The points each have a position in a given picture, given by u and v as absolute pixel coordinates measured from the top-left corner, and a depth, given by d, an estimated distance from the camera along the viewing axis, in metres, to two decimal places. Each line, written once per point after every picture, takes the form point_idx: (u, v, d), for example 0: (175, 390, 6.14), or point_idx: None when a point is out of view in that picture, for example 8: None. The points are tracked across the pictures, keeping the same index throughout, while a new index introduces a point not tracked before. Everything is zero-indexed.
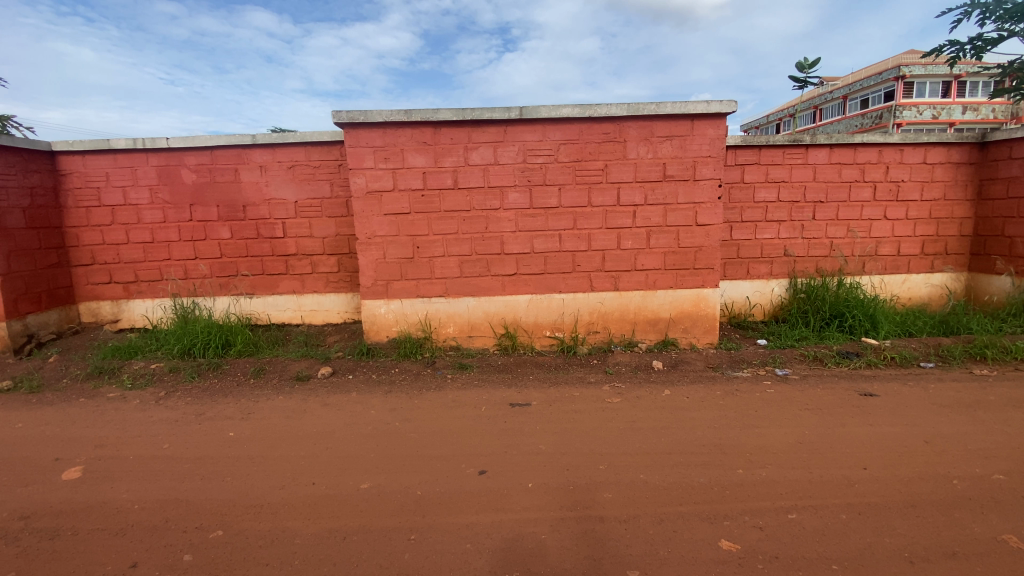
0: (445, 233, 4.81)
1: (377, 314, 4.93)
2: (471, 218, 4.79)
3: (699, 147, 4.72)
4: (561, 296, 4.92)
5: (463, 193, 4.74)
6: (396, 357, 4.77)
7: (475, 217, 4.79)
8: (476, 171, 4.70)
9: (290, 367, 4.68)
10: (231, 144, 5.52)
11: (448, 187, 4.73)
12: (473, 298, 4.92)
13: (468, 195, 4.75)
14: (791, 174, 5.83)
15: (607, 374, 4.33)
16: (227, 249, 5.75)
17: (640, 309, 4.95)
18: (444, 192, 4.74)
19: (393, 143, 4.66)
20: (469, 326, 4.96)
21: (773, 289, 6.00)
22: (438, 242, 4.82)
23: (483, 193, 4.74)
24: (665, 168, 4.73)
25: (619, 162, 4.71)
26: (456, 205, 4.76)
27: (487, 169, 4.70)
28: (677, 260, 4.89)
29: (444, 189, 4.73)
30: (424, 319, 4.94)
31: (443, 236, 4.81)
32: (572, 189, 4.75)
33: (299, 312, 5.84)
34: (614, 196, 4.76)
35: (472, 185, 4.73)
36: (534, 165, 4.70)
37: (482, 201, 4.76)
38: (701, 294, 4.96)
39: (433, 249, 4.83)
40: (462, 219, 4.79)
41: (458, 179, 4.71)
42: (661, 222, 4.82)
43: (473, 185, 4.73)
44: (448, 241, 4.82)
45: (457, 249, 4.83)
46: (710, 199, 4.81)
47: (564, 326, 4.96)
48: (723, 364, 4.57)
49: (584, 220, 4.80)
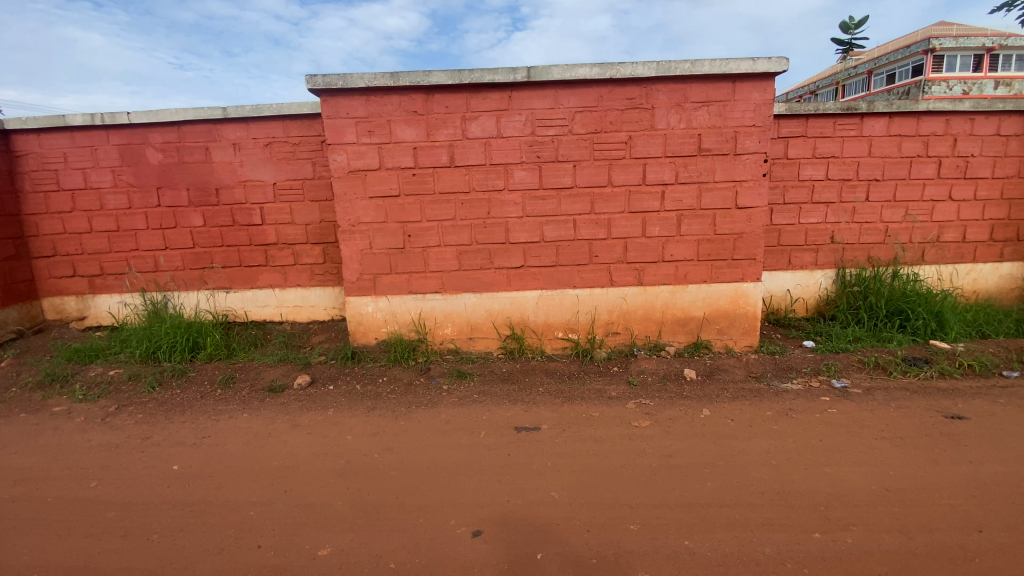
0: (440, 219, 4.12)
1: (363, 313, 4.28)
2: (471, 202, 4.09)
3: (742, 115, 3.98)
4: (576, 292, 4.24)
5: (461, 171, 4.04)
6: (385, 362, 4.14)
7: (476, 201, 4.09)
8: (476, 145, 3.99)
9: (264, 376, 4.08)
10: (199, 118, 4.86)
11: (443, 164, 4.03)
12: (473, 295, 4.26)
13: (467, 174, 4.04)
14: (842, 149, 5.04)
15: (630, 387, 3.66)
16: (199, 238, 5.13)
17: (668, 306, 4.26)
18: (439, 171, 4.04)
19: (379, 113, 3.97)
20: (469, 326, 4.30)
21: (817, 282, 5.25)
22: (433, 231, 4.14)
23: (485, 171, 4.04)
24: (700, 140, 3.99)
25: (645, 133, 3.97)
26: (453, 186, 4.06)
27: (488, 143, 3.99)
28: (713, 249, 4.17)
29: (438, 167, 4.03)
30: (418, 319, 4.29)
31: (438, 222, 4.13)
32: (590, 165, 4.01)
33: (281, 309, 5.22)
34: (639, 174, 4.02)
35: (471, 161, 4.02)
36: (545, 138, 3.98)
37: (483, 181, 4.05)
38: (739, 289, 4.26)
39: (426, 238, 4.16)
40: (460, 202, 4.09)
41: (454, 154, 4.01)
42: (694, 204, 4.09)
43: (472, 162, 4.02)
44: (444, 230, 4.14)
45: (454, 239, 4.16)
46: (753, 176, 4.07)
47: (579, 327, 4.29)
48: (768, 373, 3.88)
49: (603, 203, 4.08)
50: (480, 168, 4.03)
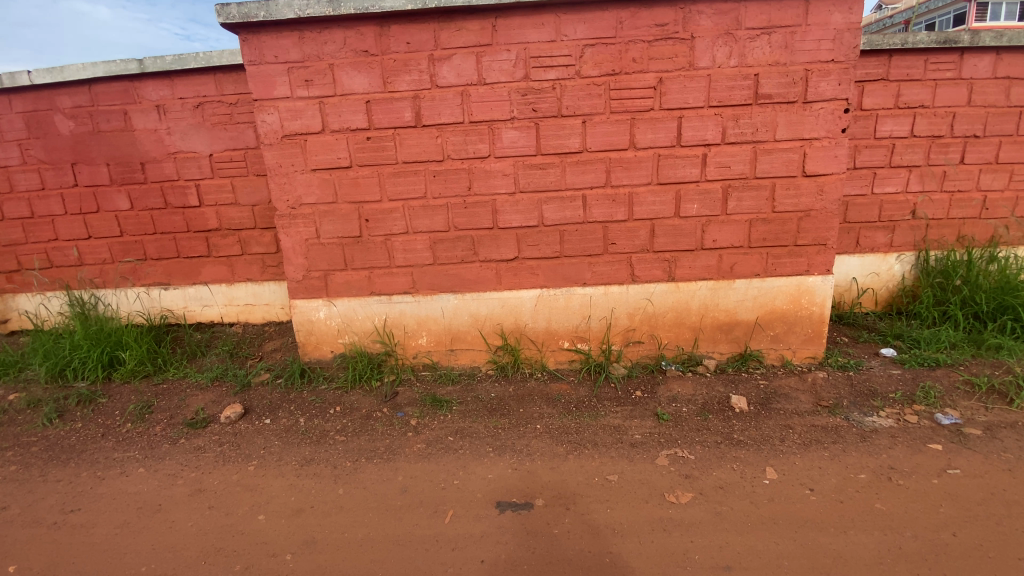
0: (406, 198, 3.12)
1: (314, 321, 3.33)
2: (445, 174, 3.08)
3: (815, 46, 2.86)
4: (586, 291, 3.24)
5: (430, 133, 3.01)
6: (343, 385, 3.25)
7: (452, 173, 3.07)
8: (449, 96, 2.94)
9: (189, 404, 3.24)
10: (112, 74, 3.86)
11: (406, 123, 2.99)
12: (454, 296, 3.28)
13: (439, 136, 3.01)
14: (935, 95, 3.87)
15: (660, 425, 2.71)
16: (127, 225, 4.21)
17: (706, 308, 3.26)
18: (401, 132, 3.01)
19: (317, 54, 2.93)
20: (449, 335, 3.34)
21: (892, 268, 4.17)
22: (397, 214, 3.15)
23: (462, 132, 3.00)
24: (757, 83, 2.90)
25: (681, 74, 2.88)
26: (421, 153, 3.04)
27: (465, 92, 2.93)
28: (769, 233, 3.13)
29: (400, 127, 3.00)
30: (383, 327, 3.33)
31: (403, 202, 3.13)
32: (605, 121, 2.95)
33: (230, 308, 4.34)
34: (672, 132, 2.96)
35: (444, 119, 2.98)
36: (542, 85, 2.91)
37: (461, 146, 3.02)
38: (802, 285, 3.24)
39: (390, 224, 3.16)
40: (432, 174, 3.08)
41: (421, 109, 2.96)
42: (745, 172, 3.03)
43: (445, 120, 2.98)
44: (412, 212, 3.15)
45: (426, 223, 3.17)
46: (827, 133, 2.97)
47: (590, 335, 3.32)
48: (844, 403, 2.91)
49: (623, 172, 3.03)
50: (457, 127, 2.99)
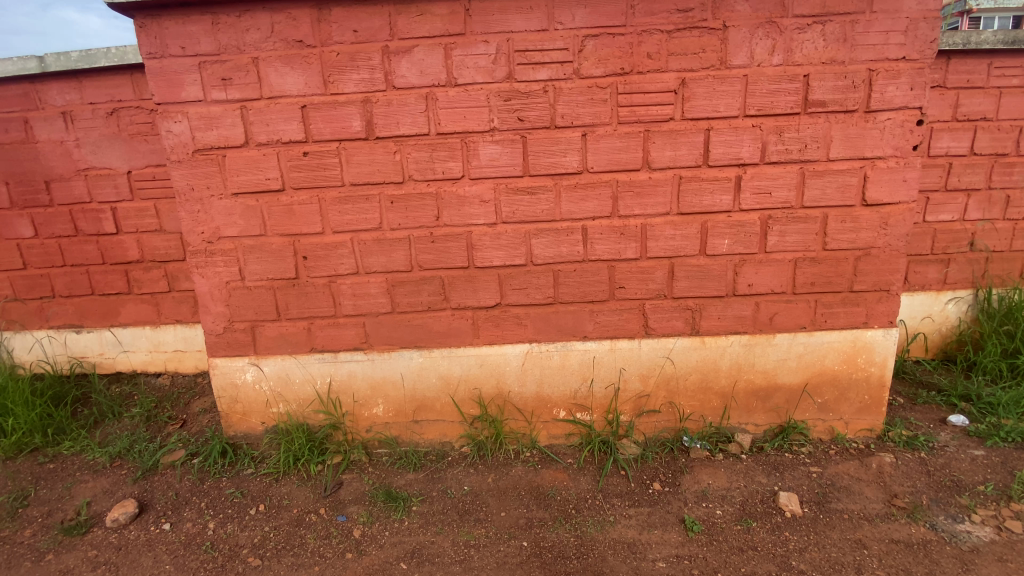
0: (355, 229, 2.37)
1: (241, 386, 2.61)
2: (406, 201, 2.34)
3: (880, 41, 2.23)
4: (588, 348, 2.53)
5: (385, 146, 2.28)
6: (275, 472, 2.52)
7: (414, 199, 2.34)
8: (409, 98, 2.22)
9: (73, 496, 2.54)
10: (7, 74, 3.16)
11: (354, 133, 2.27)
12: (418, 353, 2.53)
13: (397, 151, 2.28)
14: (998, 107, 3.25)
15: (688, 545, 2.03)
16: (30, 255, 3.47)
17: (739, 370, 2.58)
18: (348, 145, 2.28)
19: (237, 45, 2.24)
20: (414, 404, 2.60)
21: (946, 310, 3.53)
22: (343, 251, 2.40)
23: (427, 146, 2.27)
24: (807, 86, 2.25)
25: (710, 75, 2.21)
26: (374, 172, 2.31)
27: (430, 94, 2.22)
28: (817, 275, 2.47)
29: (346, 139, 2.28)
30: (329, 394, 2.60)
31: (352, 234, 2.38)
32: (612, 135, 2.25)
33: (157, 356, 3.61)
34: (698, 148, 2.28)
35: (402, 129, 2.25)
36: (532, 86, 2.21)
37: (426, 165, 2.29)
38: (858, 342, 2.57)
39: (335, 263, 2.42)
40: (388, 201, 2.34)
41: (372, 117, 2.24)
42: (790, 200, 2.36)
43: (404, 130, 2.26)
44: (363, 248, 2.39)
45: (382, 264, 2.41)
46: (892, 151, 2.34)
47: (592, 403, 2.60)
48: (927, 503, 2.22)
49: (635, 198, 2.33)
50: (420, 140, 2.27)
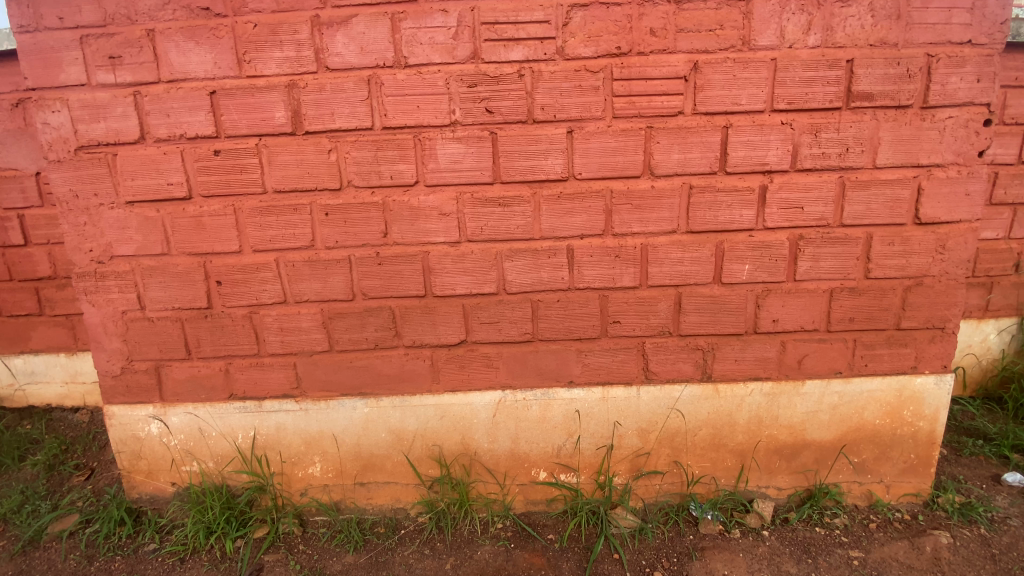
0: (281, 248, 1.88)
1: (146, 439, 2.12)
2: (345, 212, 1.83)
3: (942, 19, 1.77)
4: (575, 398, 2.03)
5: (318, 143, 1.79)
6: (182, 551, 2.02)
7: (355, 211, 1.83)
8: (346, 83, 1.73)
9: None
10: None
11: (277, 127, 1.78)
12: (363, 402, 2.03)
13: (333, 150, 1.79)
14: None
15: None
16: None
17: (759, 425, 2.10)
18: (270, 142, 1.79)
19: (126, 13, 1.75)
20: (358, 463, 2.10)
21: (987, 340, 3.07)
22: (268, 274, 1.91)
23: (372, 143, 1.78)
24: (851, 75, 1.78)
25: (730, 58, 1.74)
26: (304, 176, 1.81)
27: (373, 78, 1.73)
28: (857, 309, 2.00)
29: (268, 134, 1.79)
30: (253, 451, 2.10)
31: (277, 254, 1.89)
32: (605, 132, 1.76)
33: (75, 387, 3.09)
34: (714, 150, 1.80)
35: (339, 122, 1.77)
36: (504, 68, 1.72)
37: (369, 167, 1.80)
38: (904, 391, 2.10)
39: (257, 289, 1.92)
40: (323, 212, 1.84)
41: (300, 107, 1.76)
42: (827, 216, 1.89)
43: (341, 123, 1.76)
44: (292, 272, 1.90)
45: (316, 291, 1.92)
46: (952, 157, 1.88)
47: (579, 463, 2.11)
48: None
49: (634, 212, 1.84)
50: (362, 136, 1.78)
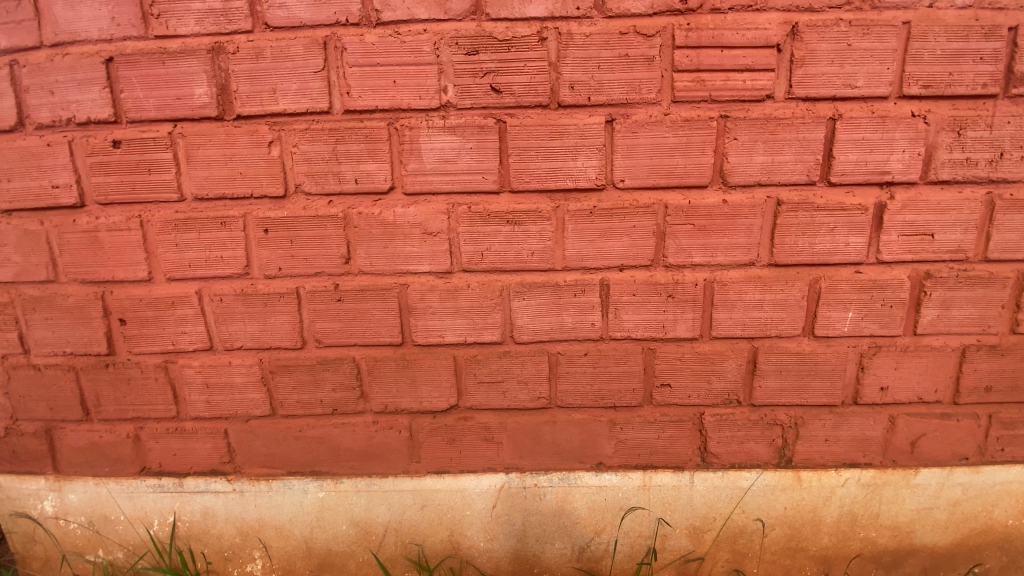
0: (205, 276, 1.36)
1: (33, 522, 1.60)
2: (291, 229, 1.31)
3: None
4: (604, 486, 1.49)
5: (254, 131, 1.26)
6: None
7: (305, 228, 1.30)
8: (291, 46, 1.21)
9: None
10: None
11: (195, 108, 1.26)
12: (318, 485, 1.50)
13: (275, 141, 1.26)
14: None
15: None
16: None
17: (852, 525, 1.55)
18: (187, 130, 1.27)
19: None
20: (311, 563, 1.57)
21: None
22: (187, 312, 1.38)
23: (329, 133, 1.25)
24: (1015, 49, 1.24)
25: (846, 19, 1.20)
26: (235, 178, 1.29)
27: (329, 40, 1.20)
28: (996, 375, 1.45)
29: (183, 118, 1.27)
30: (172, 542, 1.57)
31: (200, 285, 1.37)
32: (660, 123, 1.23)
33: None
34: (815, 151, 1.26)
35: (283, 103, 1.24)
36: (517, 28, 1.18)
37: (325, 168, 1.27)
38: None
39: (173, 332, 1.40)
40: (260, 228, 1.31)
41: (228, 81, 1.24)
42: (966, 246, 1.35)
43: (285, 104, 1.24)
44: (220, 310, 1.38)
45: (252, 336, 1.39)
46: None
47: (607, 571, 1.56)
48: None
49: (697, 236, 1.30)
50: (315, 122, 1.25)
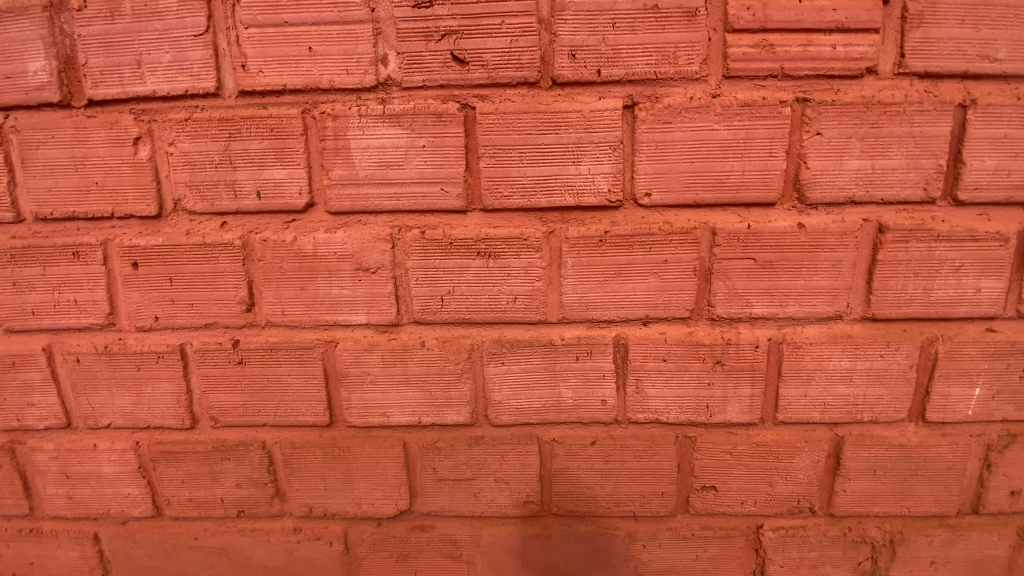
0: (55, 327, 0.96)
1: None
2: (170, 262, 0.91)
3: None
4: None
5: (113, 122, 0.87)
6: None
7: (188, 262, 0.90)
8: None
9: None
10: None
11: (30, 90, 0.88)
12: None
13: (144, 137, 0.87)
14: None
15: None
16: None
17: None
18: (21, 121, 0.89)
19: None
20: None
21: None
22: (33, 377, 0.99)
23: (218, 124, 0.86)
24: None
25: None
26: (89, 189, 0.90)
27: None
28: None
29: (16, 105, 0.89)
30: None
31: (49, 339, 0.97)
32: (705, 109, 0.82)
33: None
34: (937, 152, 0.84)
35: (153, 83, 0.85)
36: None
37: (213, 175, 0.88)
38: None
39: (17, 403, 1.01)
40: (127, 261, 0.91)
41: (75, 51, 0.86)
42: None
43: (155, 83, 0.85)
44: (78, 374, 0.98)
45: (124, 411, 0.99)
46: None
47: None
48: None
49: (757, 277, 0.89)
50: (199, 109, 0.86)
